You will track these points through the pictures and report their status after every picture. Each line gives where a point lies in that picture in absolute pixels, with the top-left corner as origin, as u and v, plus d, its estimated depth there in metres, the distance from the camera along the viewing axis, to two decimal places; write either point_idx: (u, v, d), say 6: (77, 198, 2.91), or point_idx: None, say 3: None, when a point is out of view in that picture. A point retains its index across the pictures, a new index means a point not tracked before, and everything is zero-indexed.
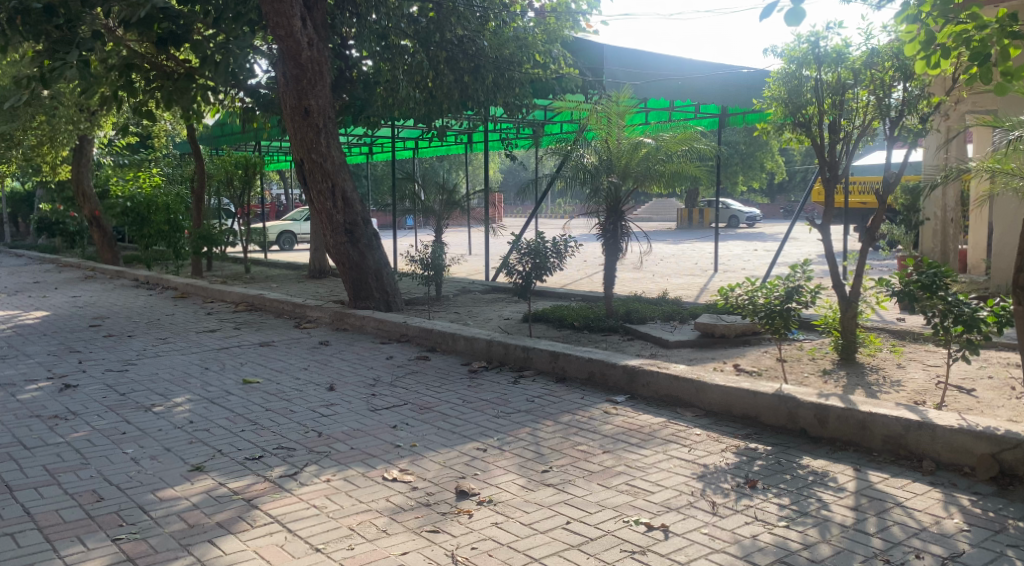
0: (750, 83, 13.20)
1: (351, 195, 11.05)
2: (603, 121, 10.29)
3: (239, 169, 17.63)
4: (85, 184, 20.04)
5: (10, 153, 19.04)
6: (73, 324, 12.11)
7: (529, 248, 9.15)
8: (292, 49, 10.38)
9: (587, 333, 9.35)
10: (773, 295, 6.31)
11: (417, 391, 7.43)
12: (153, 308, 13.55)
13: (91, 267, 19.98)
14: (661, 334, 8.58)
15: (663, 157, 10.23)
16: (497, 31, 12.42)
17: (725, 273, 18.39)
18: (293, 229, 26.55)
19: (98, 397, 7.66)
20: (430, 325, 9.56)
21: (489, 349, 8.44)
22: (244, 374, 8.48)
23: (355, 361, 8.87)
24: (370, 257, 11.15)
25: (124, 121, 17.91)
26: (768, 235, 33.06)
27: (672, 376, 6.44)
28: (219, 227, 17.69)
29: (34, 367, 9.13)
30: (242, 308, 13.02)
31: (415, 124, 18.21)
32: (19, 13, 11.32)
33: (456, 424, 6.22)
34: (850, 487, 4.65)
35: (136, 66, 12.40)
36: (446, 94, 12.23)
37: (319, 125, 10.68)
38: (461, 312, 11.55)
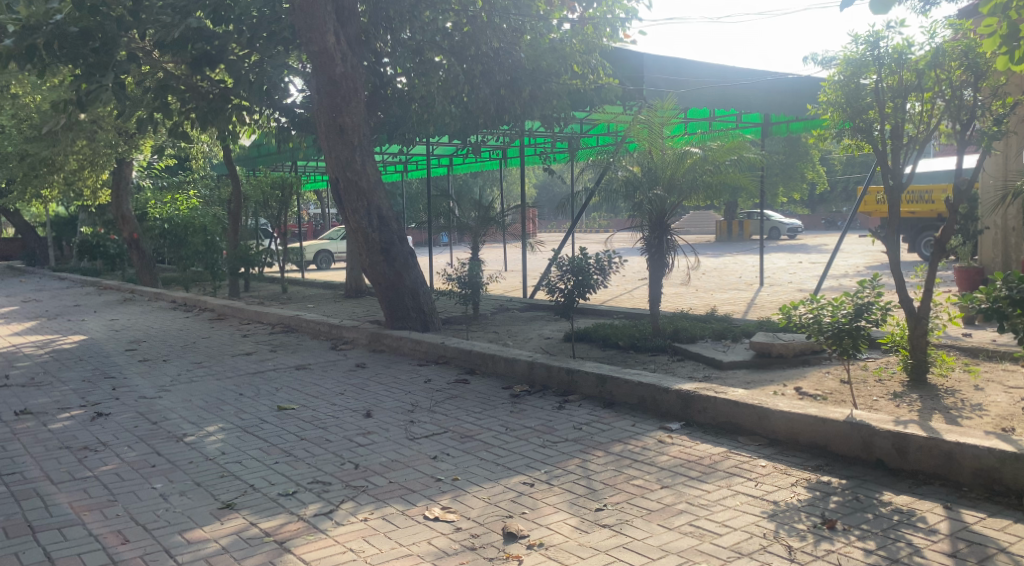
0: (798, 88, 12.74)
1: (387, 213, 10.72)
2: (645, 133, 9.91)
3: (275, 190, 17.47)
4: (123, 207, 20.04)
5: (51, 178, 19.10)
6: (109, 349, 11.92)
7: (571, 265, 8.73)
8: (325, 65, 10.16)
9: (632, 353, 8.95)
10: (840, 314, 5.88)
11: (457, 418, 7.08)
12: (189, 331, 13.36)
13: (129, 289, 19.94)
14: (714, 354, 8.18)
15: (712, 167, 9.80)
16: (532, 44, 11.92)
17: (771, 287, 17.86)
18: (329, 247, 26.44)
19: (129, 426, 7.40)
20: (469, 346, 9.21)
21: (532, 371, 8.07)
22: (279, 400, 8.19)
23: (393, 385, 8.56)
24: (407, 276, 10.82)
25: (162, 143, 17.86)
26: (812, 247, 32.32)
27: (731, 401, 6.04)
28: (255, 247, 17.55)
29: (67, 395, 8.91)
30: (278, 329, 12.78)
31: (450, 140, 17.99)
32: (56, 38, 11.11)
33: (500, 454, 5.86)
34: (942, 529, 4.23)
35: (172, 88, 12.21)
36: (482, 109, 11.93)
37: (354, 142, 10.41)
38: (500, 331, 11.20)
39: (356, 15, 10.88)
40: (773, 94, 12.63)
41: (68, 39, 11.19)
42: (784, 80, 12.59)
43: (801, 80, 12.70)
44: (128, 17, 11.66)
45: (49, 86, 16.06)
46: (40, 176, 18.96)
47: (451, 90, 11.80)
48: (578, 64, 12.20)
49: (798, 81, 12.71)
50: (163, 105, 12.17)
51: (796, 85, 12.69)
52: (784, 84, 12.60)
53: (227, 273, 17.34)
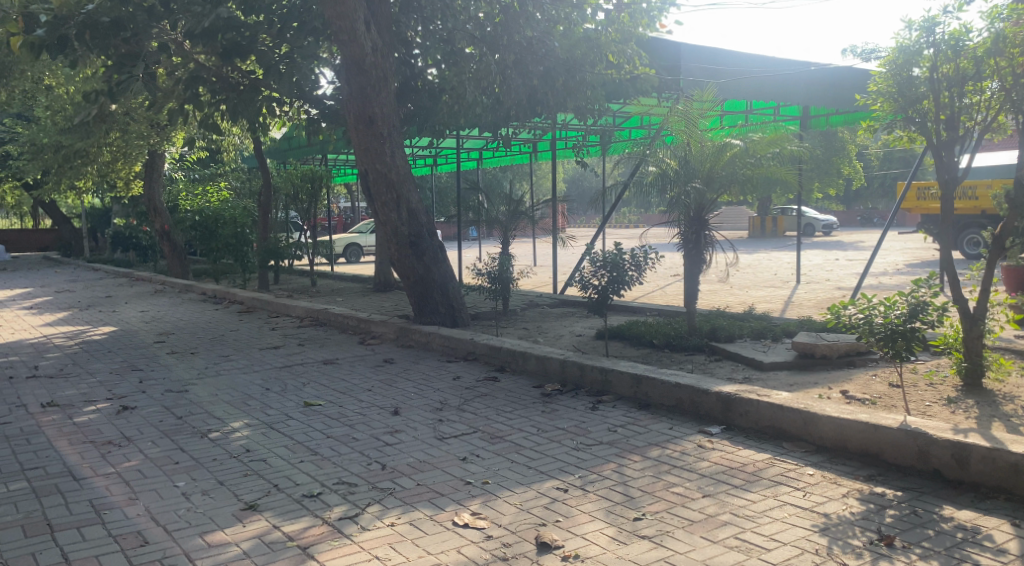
0: (839, 78, 12.44)
1: (416, 207, 10.53)
2: (685, 125, 9.60)
3: (305, 182, 17.39)
4: (155, 198, 20.03)
5: (85, 170, 19.17)
6: (138, 341, 11.84)
7: (605, 260, 8.47)
8: (356, 54, 9.96)
9: (668, 352, 8.68)
10: (893, 315, 5.60)
11: (488, 417, 6.86)
12: (218, 324, 13.25)
13: (161, 281, 19.93)
14: (753, 354, 7.93)
15: (752, 160, 9.55)
16: (565, 34, 11.58)
17: (808, 285, 17.43)
18: (359, 241, 26.34)
19: (155, 421, 7.26)
20: (500, 342, 8.99)
21: (564, 370, 7.84)
22: (306, 396, 8.02)
23: (421, 382, 8.36)
24: (436, 271, 10.62)
25: (193, 135, 17.79)
26: (848, 244, 31.67)
27: (774, 405, 5.81)
28: (285, 240, 17.44)
29: (94, 387, 8.80)
30: (306, 323, 12.64)
31: (481, 134, 17.77)
32: (87, 28, 10.92)
33: (533, 457, 5.63)
34: (1011, 548, 3.95)
35: (203, 79, 12.05)
36: (515, 100, 11.57)
37: (384, 133, 10.21)
38: (531, 328, 10.96)
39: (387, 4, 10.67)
40: (814, 85, 12.33)
41: (99, 30, 11.08)
42: (826, 70, 12.25)
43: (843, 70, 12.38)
44: (159, 8, 11.55)
45: (82, 77, 16.02)
46: (74, 167, 19.02)
47: (483, 82, 11.50)
48: (613, 54, 11.89)
49: (841, 70, 12.38)
50: (194, 96, 12.05)
51: (837, 75, 12.38)
52: (826, 74, 12.29)
53: (257, 266, 17.26)
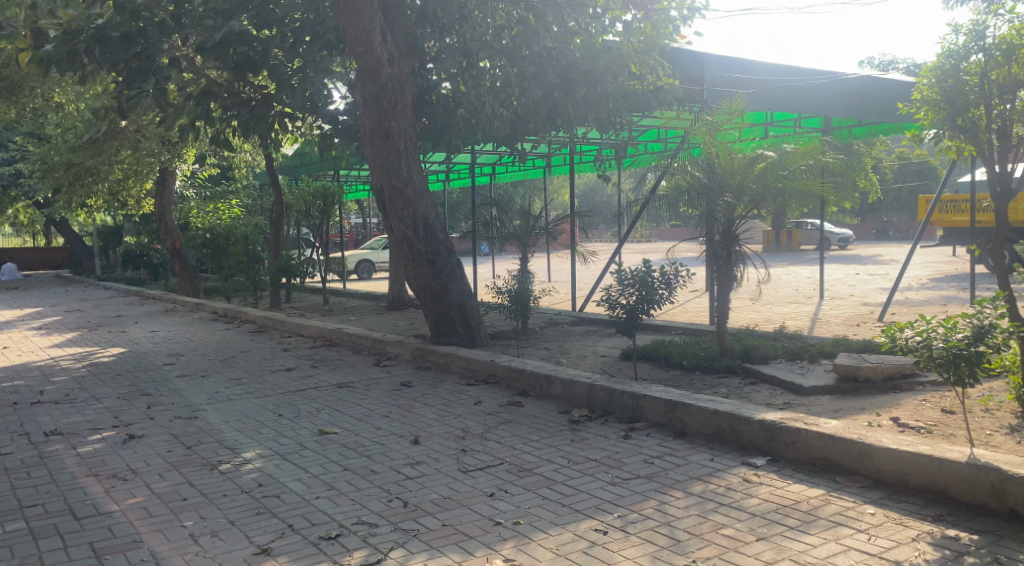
0: (867, 90, 12.15)
1: (433, 223, 10.16)
2: (715, 139, 9.18)
3: (318, 199, 17.13)
4: (167, 216, 19.72)
5: (96, 188, 18.95)
6: (147, 363, 11.48)
7: (633, 277, 8.08)
8: (372, 67, 9.64)
9: (699, 375, 8.31)
10: (955, 338, 5.21)
11: (514, 447, 6.49)
12: (229, 345, 12.89)
13: (171, 300, 19.61)
14: (792, 378, 7.56)
15: (784, 174, 9.19)
16: (586, 44, 11.23)
17: (832, 301, 17.01)
18: (371, 257, 26.02)
19: (162, 452, 6.90)
20: (522, 364, 8.61)
21: (591, 395, 7.47)
22: (320, 423, 7.66)
23: (440, 407, 7.99)
24: (453, 289, 10.24)
25: (205, 152, 17.49)
26: (867, 259, 31.15)
27: (824, 435, 5.49)
28: (297, 257, 17.11)
29: (100, 414, 8.44)
30: (319, 343, 12.27)
31: (496, 149, 17.47)
32: (98, 42, 10.67)
33: (566, 493, 5.27)
34: None
35: (215, 94, 11.74)
36: (532, 114, 11.46)
37: (400, 148, 9.88)
38: (551, 347, 10.57)
39: (403, 15, 10.35)
40: (838, 98, 12.04)
41: (109, 44, 10.77)
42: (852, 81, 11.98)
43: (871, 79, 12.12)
44: (169, 22, 11.31)
45: (92, 94, 15.75)
46: (86, 186, 18.75)
47: (506, 95, 11.18)
48: (636, 64, 11.55)
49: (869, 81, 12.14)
50: (205, 112, 11.74)
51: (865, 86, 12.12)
52: (852, 85, 12.03)
53: (269, 284, 16.91)
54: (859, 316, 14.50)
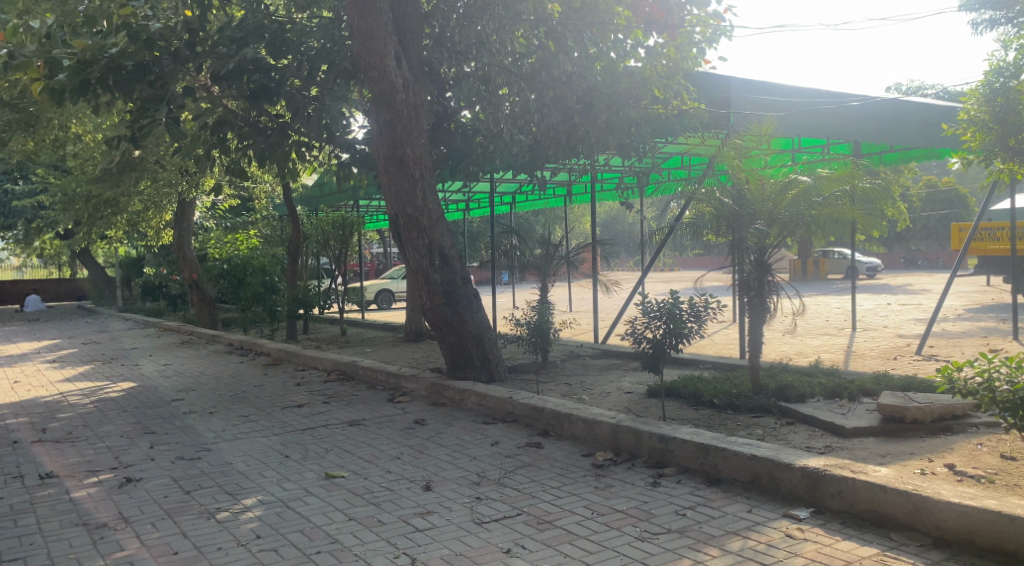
0: (890, 113, 11.96)
1: (450, 252, 9.74)
2: (746, 165, 8.78)
3: (336, 229, 16.83)
4: (185, 246, 19.44)
5: (116, 219, 18.78)
6: (156, 398, 11.08)
7: (660, 310, 7.60)
8: (387, 92, 9.30)
9: (732, 415, 7.85)
10: (1021, 381, 4.90)
11: (534, 495, 6.05)
12: (241, 379, 12.50)
13: (188, 332, 19.29)
14: (833, 419, 7.11)
15: (819, 200, 8.69)
16: (607, 70, 10.91)
17: (865, 332, 16.46)
18: (390, 287, 25.70)
19: (160, 497, 6.48)
20: (542, 403, 8.13)
21: (616, 437, 7.01)
22: (328, 465, 7.23)
23: (456, 447, 7.55)
24: (470, 321, 9.81)
25: (224, 181, 17.23)
26: (897, 288, 30.44)
27: (873, 485, 5.08)
28: (315, 288, 16.76)
29: (101, 454, 8.03)
30: (333, 377, 11.85)
31: (517, 177, 17.14)
32: (110, 71, 10.32)
33: (589, 550, 4.82)
34: None
35: (229, 122, 11.40)
36: (553, 139, 11.07)
37: (416, 175, 9.50)
38: (573, 382, 10.11)
39: (419, 39, 10.01)
40: (865, 121, 11.73)
41: (122, 74, 10.44)
42: (877, 103, 11.74)
43: (894, 101, 11.92)
44: (185, 50, 10.87)
45: (110, 124, 15.55)
46: (105, 217, 18.52)
47: (525, 119, 10.88)
48: (659, 88, 11.12)
49: (892, 103, 11.94)
50: (220, 141, 11.42)
51: (889, 109, 11.90)
52: (879, 107, 11.75)
53: (286, 316, 16.53)
54: (895, 348, 13.95)
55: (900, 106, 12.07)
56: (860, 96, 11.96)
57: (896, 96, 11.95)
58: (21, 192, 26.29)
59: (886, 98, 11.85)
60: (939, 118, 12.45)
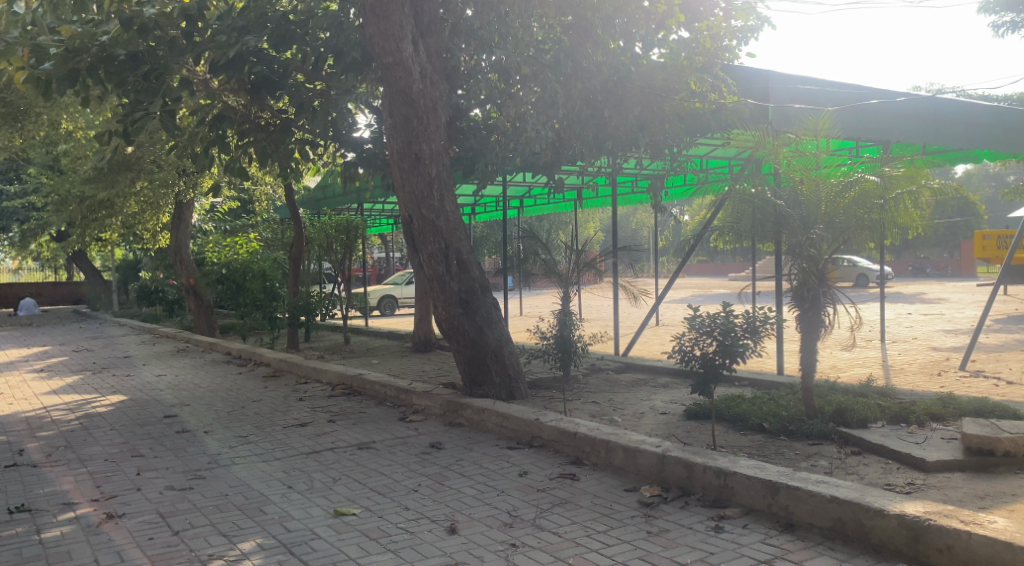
0: (932, 111, 11.39)
1: (468, 258, 8.86)
2: (796, 162, 8.09)
3: (340, 233, 16.09)
4: (182, 250, 18.49)
5: (110, 222, 17.90)
6: (146, 414, 10.15)
7: (710, 325, 6.78)
8: (401, 79, 8.50)
9: (790, 443, 7.07)
10: None
11: (578, 541, 5.24)
12: (240, 392, 11.59)
13: (184, 340, 18.34)
14: (910, 449, 6.45)
15: (880, 203, 7.90)
16: (636, 62, 10.17)
17: (897, 345, 15.65)
18: (393, 293, 24.84)
19: (144, 539, 5.63)
20: (573, 426, 7.30)
21: (664, 469, 6.23)
22: (338, 497, 6.40)
23: (481, 477, 6.73)
24: (490, 333, 8.93)
25: (224, 182, 16.33)
26: (912, 297, 29.70)
27: (995, 540, 4.48)
28: (317, 294, 15.88)
29: (80, 480, 7.15)
30: (339, 391, 10.95)
31: (531, 179, 16.37)
32: (101, 62, 9.39)
33: None
34: None
35: (228, 117, 10.47)
36: (578, 136, 10.26)
37: (432, 174, 8.66)
38: (602, 400, 9.26)
39: (436, 23, 9.17)
40: (908, 119, 11.06)
41: (115, 65, 9.48)
42: (917, 101, 11.15)
43: (934, 97, 11.35)
44: (181, 39, 9.85)
45: (102, 119, 14.67)
46: (99, 219, 17.71)
47: (553, 110, 10.08)
48: (694, 80, 10.18)
49: (932, 101, 11.36)
50: (218, 138, 10.53)
51: (930, 108, 11.31)
52: (918, 104, 11.17)
53: (287, 324, 15.63)
54: (936, 363, 13.13)
55: (941, 104, 11.48)
56: (900, 94, 11.34)
57: (934, 94, 11.41)
58: (13, 193, 25.31)
59: (924, 96, 11.30)
60: (980, 117, 11.87)
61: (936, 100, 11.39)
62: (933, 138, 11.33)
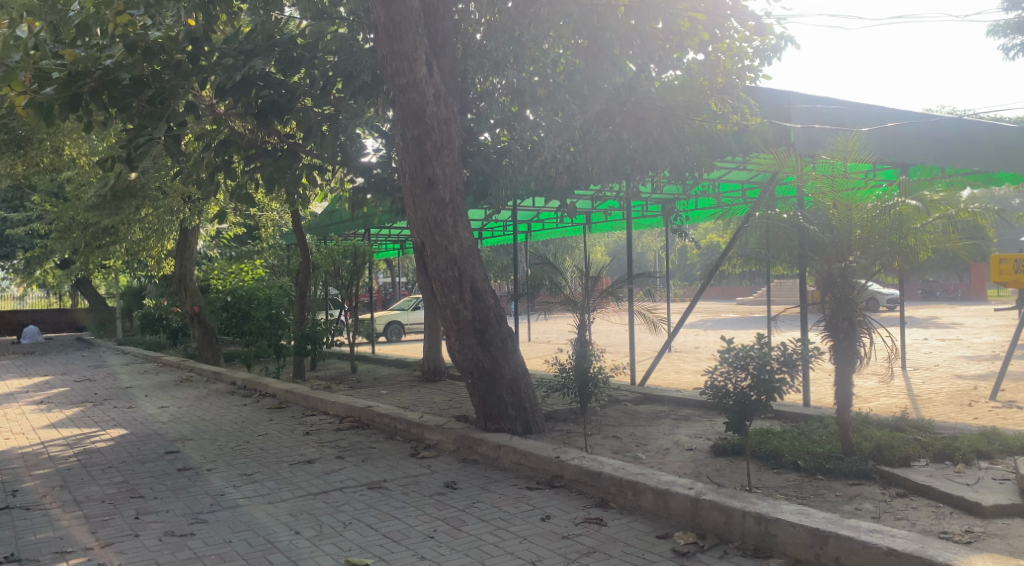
0: (955, 133, 10.99)
1: (483, 286, 8.46)
2: (828, 184, 7.69)
3: (347, 258, 15.75)
4: (187, 278, 18.11)
5: (114, 248, 17.56)
6: (146, 449, 9.72)
7: (745, 358, 6.42)
8: (415, 101, 8.19)
9: (827, 483, 6.66)
10: None
11: None
12: (244, 425, 11.16)
13: (188, 370, 17.91)
14: (961, 491, 6.08)
15: (916, 229, 7.52)
16: (654, 82, 9.84)
17: (919, 372, 15.21)
18: (400, 319, 24.46)
19: None
20: (597, 464, 6.90)
21: (698, 513, 5.85)
22: (350, 544, 6.00)
23: (501, 521, 6.32)
24: (505, 365, 8.51)
25: (230, 208, 15.98)
26: (925, 321, 29.23)
27: None
28: (324, 321, 15.49)
29: (76, 526, 6.74)
30: (347, 424, 10.51)
31: (541, 203, 16.03)
32: (105, 85, 8.94)
33: None
34: None
35: (234, 142, 10.08)
36: (595, 159, 9.91)
37: (445, 199, 8.30)
38: (623, 434, 8.85)
39: (450, 44, 8.87)
40: (934, 142, 10.69)
41: (119, 89, 9.08)
42: (940, 122, 10.76)
43: (956, 119, 10.96)
44: (188, 62, 9.43)
45: (106, 144, 14.34)
46: (104, 245, 17.40)
47: (569, 132, 9.78)
48: (716, 101, 9.93)
49: (955, 122, 10.98)
50: (224, 163, 10.09)
51: (952, 130, 10.91)
52: (942, 126, 10.79)
53: (293, 353, 15.22)
54: (964, 392, 12.68)
55: (964, 126, 11.14)
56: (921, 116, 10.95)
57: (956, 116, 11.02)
58: (16, 220, 24.99)
59: (945, 117, 10.92)
60: (1006, 139, 11.51)
61: (959, 121, 11.00)
62: (956, 161, 10.94)
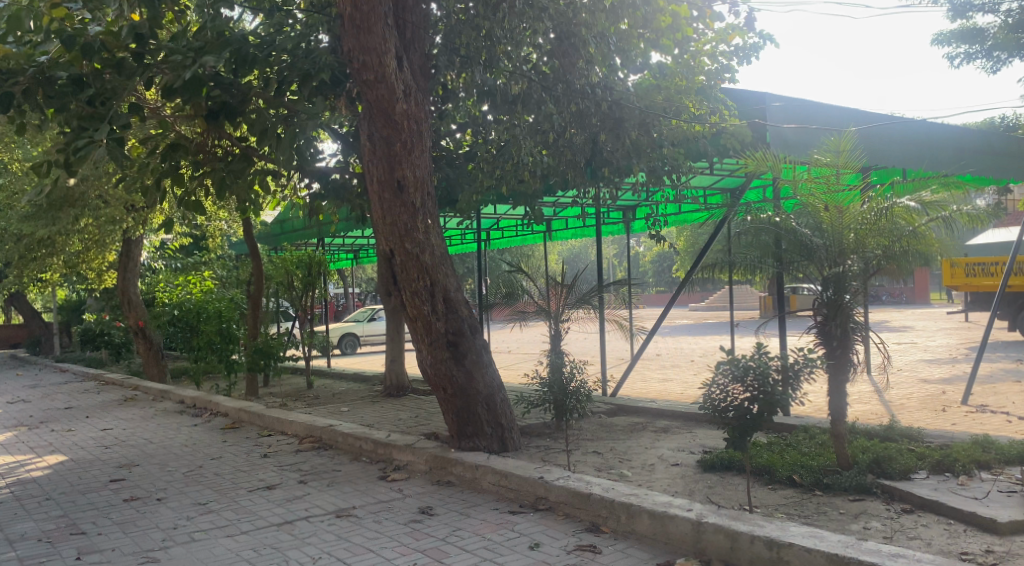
0: (925, 137, 10.57)
1: (456, 296, 7.98)
2: (817, 187, 7.31)
3: (300, 269, 15.05)
4: (130, 291, 17.21)
5: (51, 261, 16.62)
6: (88, 477, 9.00)
7: (746, 369, 6.21)
8: (384, 98, 7.72)
9: (827, 500, 6.31)
10: None
11: None
12: (194, 448, 10.46)
13: (133, 387, 17.02)
14: (972, 507, 5.77)
15: (913, 234, 7.15)
16: (626, 83, 9.60)
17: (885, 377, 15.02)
18: (354, 330, 23.78)
19: None
20: (585, 485, 6.46)
21: (701, 538, 5.46)
22: None
23: (486, 551, 5.85)
24: (480, 380, 8.02)
25: (176, 215, 15.20)
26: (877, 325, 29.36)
27: None
28: (277, 336, 14.79)
29: None
30: (307, 445, 9.91)
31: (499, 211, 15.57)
32: (40, 83, 8.41)
33: None
34: None
35: (183, 146, 9.37)
36: (568, 162, 9.45)
37: (416, 204, 7.82)
38: (603, 450, 8.40)
39: (420, 41, 8.40)
40: (918, 146, 10.43)
41: (55, 88, 8.50)
42: (912, 125, 10.33)
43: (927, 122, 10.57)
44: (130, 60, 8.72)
45: (41, 150, 13.47)
46: (39, 258, 16.43)
47: (541, 134, 9.32)
48: (693, 101, 9.58)
49: (925, 127, 10.57)
50: (171, 169, 9.44)
51: (923, 133, 10.51)
52: (912, 128, 10.37)
53: (244, 369, 14.49)
54: (935, 398, 12.47)
55: (936, 131, 10.72)
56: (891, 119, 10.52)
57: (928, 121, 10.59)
58: None
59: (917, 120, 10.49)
60: (976, 144, 11.13)
61: (930, 125, 10.59)
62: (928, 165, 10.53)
